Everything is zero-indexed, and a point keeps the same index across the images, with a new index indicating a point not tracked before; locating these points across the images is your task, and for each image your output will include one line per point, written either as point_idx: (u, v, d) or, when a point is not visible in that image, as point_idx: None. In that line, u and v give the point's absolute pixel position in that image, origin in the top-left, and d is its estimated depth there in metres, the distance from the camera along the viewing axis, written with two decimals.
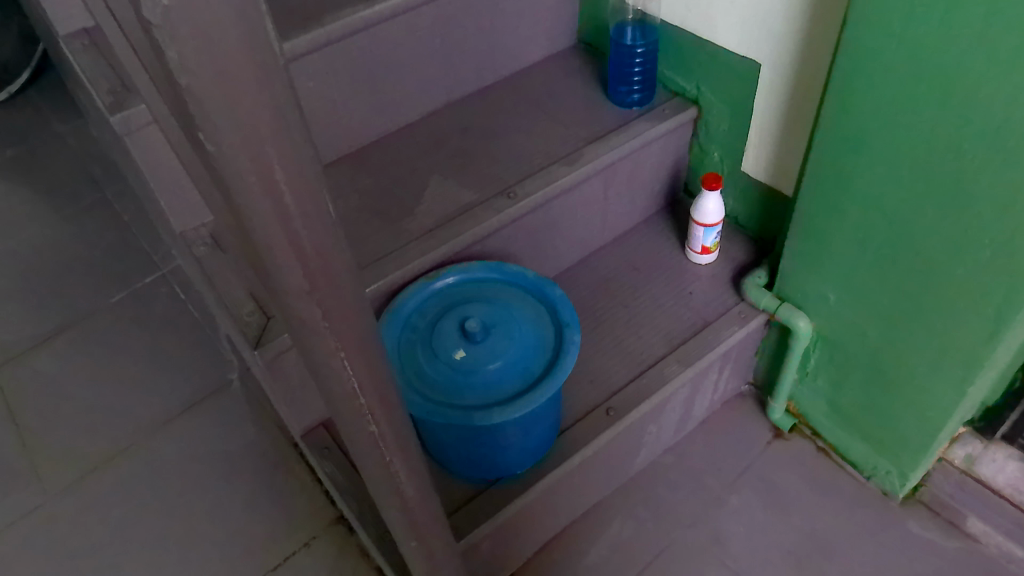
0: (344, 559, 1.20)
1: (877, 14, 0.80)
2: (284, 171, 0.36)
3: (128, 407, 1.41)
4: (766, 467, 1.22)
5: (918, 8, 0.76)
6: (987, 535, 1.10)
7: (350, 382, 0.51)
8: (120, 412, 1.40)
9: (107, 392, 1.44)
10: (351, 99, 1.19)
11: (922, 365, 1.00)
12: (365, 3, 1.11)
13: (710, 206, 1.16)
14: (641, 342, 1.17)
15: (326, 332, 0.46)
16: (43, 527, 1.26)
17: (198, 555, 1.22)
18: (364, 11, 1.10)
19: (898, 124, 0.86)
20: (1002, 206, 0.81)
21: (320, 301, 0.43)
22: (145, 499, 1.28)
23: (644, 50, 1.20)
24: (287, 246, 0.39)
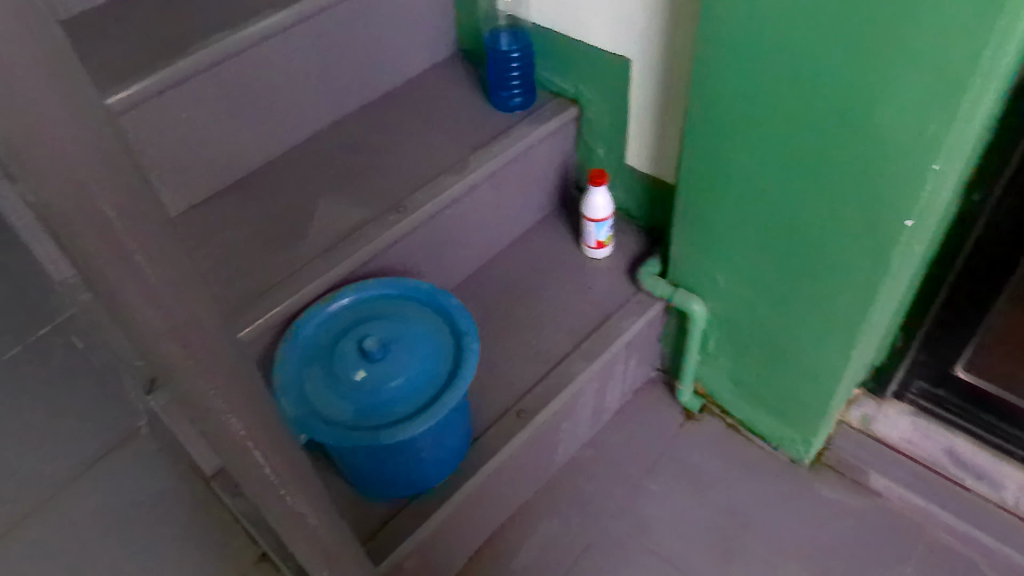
0: None
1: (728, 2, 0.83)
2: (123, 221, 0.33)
3: (30, 467, 1.35)
4: (682, 450, 1.25)
5: None
6: (889, 489, 1.13)
7: (231, 433, 0.48)
8: (22, 474, 1.34)
9: (5, 455, 1.37)
10: (230, 126, 1.16)
11: (811, 334, 1.04)
12: (232, 29, 1.09)
13: (598, 201, 1.18)
14: (547, 341, 1.18)
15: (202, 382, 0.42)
16: None
17: None
18: (231, 37, 1.08)
19: (757, 106, 0.89)
20: (858, 173, 0.85)
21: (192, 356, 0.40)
22: (54, 561, 1.22)
23: (520, 55, 1.22)
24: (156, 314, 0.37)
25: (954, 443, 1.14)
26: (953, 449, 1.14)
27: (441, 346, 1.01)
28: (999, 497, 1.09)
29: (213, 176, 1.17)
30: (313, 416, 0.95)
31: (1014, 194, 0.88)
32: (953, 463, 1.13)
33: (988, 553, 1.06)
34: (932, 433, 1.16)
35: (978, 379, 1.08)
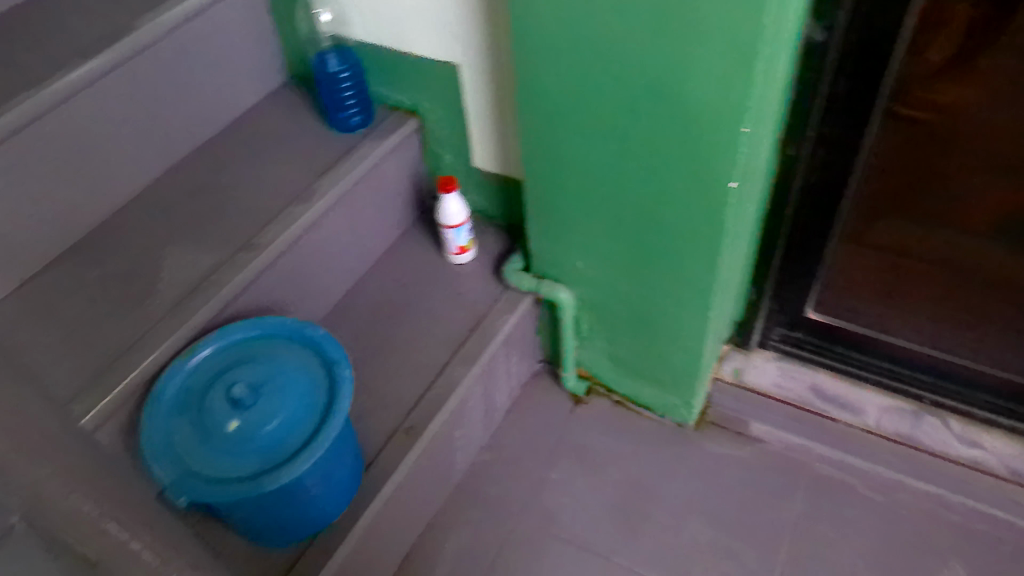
0: None
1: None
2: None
3: None
4: (576, 434, 1.27)
5: None
6: (768, 434, 1.20)
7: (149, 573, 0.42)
8: None
9: None
10: (55, 188, 1.09)
11: (670, 303, 1.08)
12: (40, 84, 1.02)
13: (451, 207, 1.20)
14: (425, 353, 1.18)
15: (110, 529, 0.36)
16: None
17: None
18: (39, 93, 1.01)
19: (579, 94, 0.92)
20: (680, 145, 0.89)
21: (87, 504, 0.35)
22: None
23: (351, 74, 1.22)
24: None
25: (817, 379, 1.21)
26: (817, 385, 1.21)
27: (313, 380, 0.99)
28: (862, 421, 1.17)
29: (45, 244, 1.10)
30: (188, 476, 0.91)
31: (822, 143, 0.96)
32: (820, 398, 1.20)
33: (861, 476, 1.13)
34: (797, 374, 1.22)
35: (826, 317, 1.17)
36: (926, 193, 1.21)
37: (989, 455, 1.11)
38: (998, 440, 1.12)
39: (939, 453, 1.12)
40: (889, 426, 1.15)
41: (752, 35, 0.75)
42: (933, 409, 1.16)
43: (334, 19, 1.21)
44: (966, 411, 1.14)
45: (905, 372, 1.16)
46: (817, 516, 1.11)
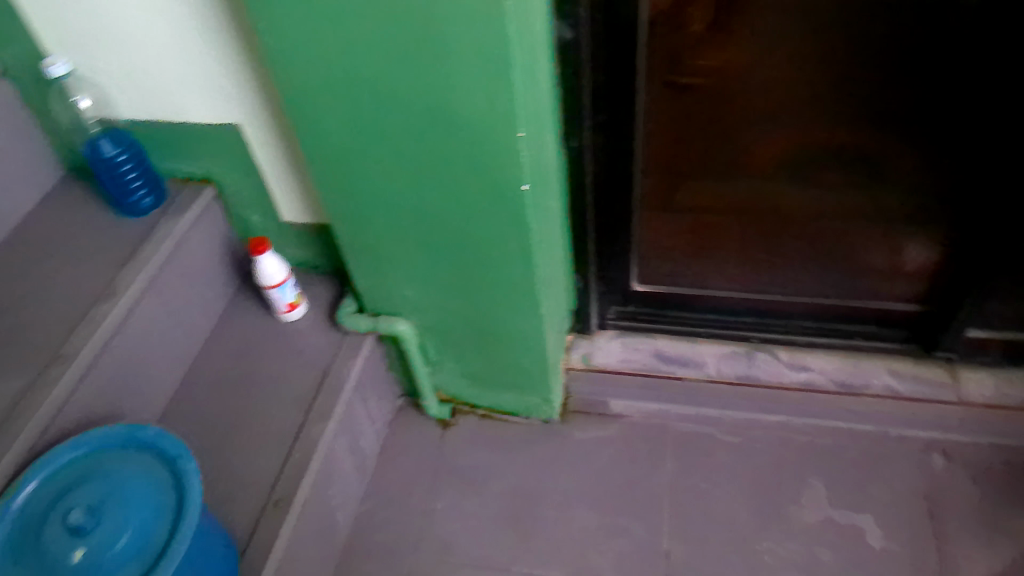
0: None
1: (292, 46, 0.85)
2: None
3: None
4: (452, 457, 1.27)
5: (323, 28, 0.82)
6: (628, 408, 1.24)
7: None
8: None
9: None
10: None
11: (502, 309, 1.10)
12: None
13: (269, 268, 1.16)
14: (278, 420, 1.14)
15: None
16: None
17: None
18: None
19: (361, 131, 0.92)
20: (468, 160, 0.91)
21: None
22: None
23: (128, 155, 1.16)
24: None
25: (659, 345, 1.28)
26: (659, 350, 1.27)
27: (157, 483, 0.93)
28: (704, 373, 1.24)
29: None
30: None
31: (599, 130, 1.03)
32: (664, 362, 1.26)
33: (716, 424, 1.20)
34: (639, 345, 1.28)
35: (652, 286, 1.24)
36: (721, 150, 1.29)
37: (818, 375, 1.21)
38: (822, 359, 1.23)
39: (776, 384, 1.20)
40: (729, 370, 1.23)
41: (503, 46, 0.78)
42: (763, 345, 1.25)
43: (95, 104, 1.14)
44: (789, 340, 1.24)
45: (730, 319, 1.25)
46: (688, 472, 1.16)
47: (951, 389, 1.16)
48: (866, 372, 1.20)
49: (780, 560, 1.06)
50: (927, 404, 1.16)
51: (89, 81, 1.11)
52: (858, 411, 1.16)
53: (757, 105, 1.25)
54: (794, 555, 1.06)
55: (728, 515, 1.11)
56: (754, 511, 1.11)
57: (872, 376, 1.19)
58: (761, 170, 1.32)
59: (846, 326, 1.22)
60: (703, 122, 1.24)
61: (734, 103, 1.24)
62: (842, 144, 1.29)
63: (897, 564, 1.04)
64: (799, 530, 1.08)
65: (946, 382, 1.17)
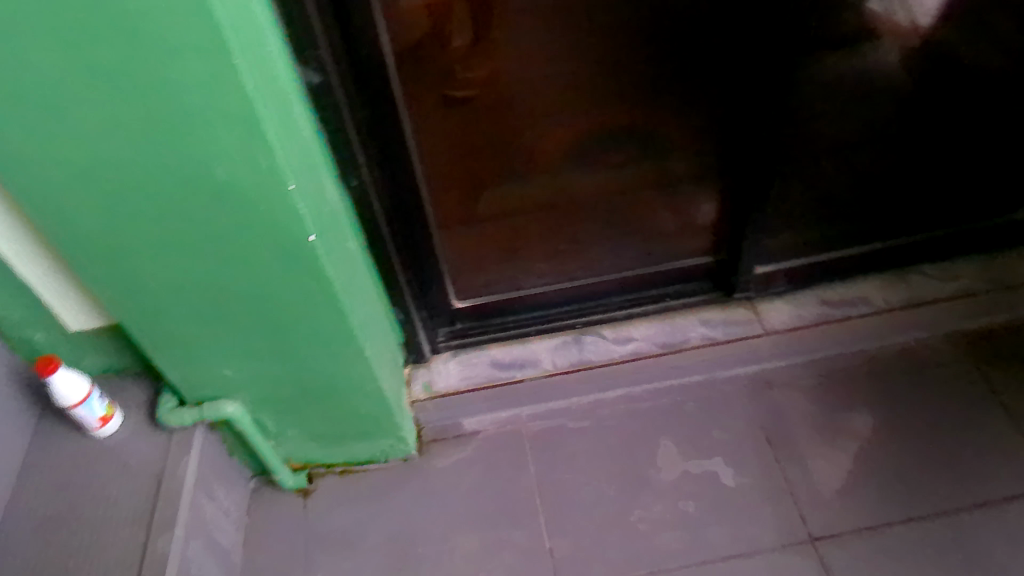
0: None
1: (12, 154, 0.76)
2: None
3: None
4: (319, 524, 1.22)
5: (44, 129, 0.74)
6: (480, 423, 1.25)
7: None
8: None
9: None
10: None
11: (328, 361, 1.07)
12: None
13: (64, 387, 1.06)
14: (118, 545, 1.04)
15: None
16: None
17: None
18: None
19: (121, 224, 0.84)
20: (246, 227, 0.86)
21: None
22: None
23: None
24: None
25: (493, 354, 1.30)
26: (494, 358, 1.29)
27: None
28: (542, 369, 1.27)
29: None
30: None
31: (377, 164, 1.03)
32: (502, 368, 1.28)
33: (565, 414, 1.24)
34: (475, 358, 1.30)
35: (473, 299, 1.27)
36: (510, 153, 1.26)
37: (642, 342, 1.27)
38: (643, 327, 1.30)
39: (608, 361, 1.26)
40: (563, 360, 1.27)
41: (249, 109, 0.74)
42: (587, 328, 1.30)
43: None
44: (610, 317, 1.30)
45: (552, 312, 1.30)
46: (552, 468, 1.19)
47: (756, 324, 1.27)
48: (683, 328, 1.28)
49: (653, 524, 1.11)
50: (738, 342, 1.26)
51: None
52: (684, 365, 1.24)
53: (533, 106, 1.21)
54: (665, 516, 1.11)
55: (598, 497, 1.15)
56: (620, 486, 1.15)
57: (689, 329, 1.28)
58: (548, 168, 1.30)
59: (656, 291, 1.30)
60: (487, 132, 1.21)
61: (506, 113, 1.20)
62: (617, 126, 1.28)
63: (753, 494, 1.11)
64: (663, 491, 1.13)
65: (751, 318, 1.28)
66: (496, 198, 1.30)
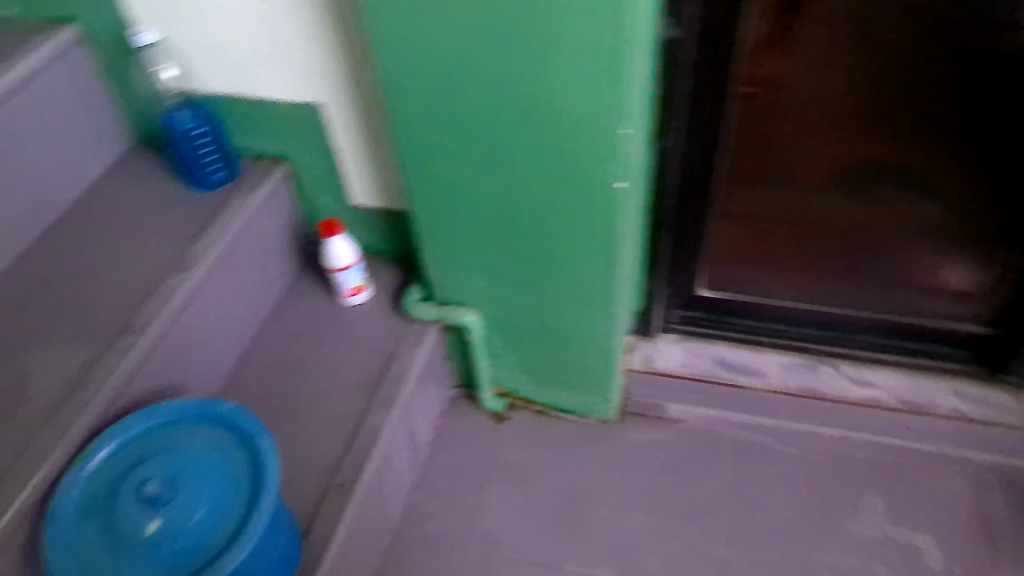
0: None
1: (402, 40, 0.87)
2: None
3: None
4: (503, 452, 1.27)
5: (439, 28, 0.84)
6: (686, 413, 1.26)
7: None
8: None
9: None
10: None
11: (577, 306, 1.10)
12: None
13: (339, 250, 1.16)
14: (335, 404, 1.13)
15: None
16: None
17: None
18: None
19: (460, 127, 0.93)
20: (564, 156, 0.91)
21: None
22: None
23: (210, 127, 1.16)
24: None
25: (720, 353, 1.29)
26: (720, 356, 1.29)
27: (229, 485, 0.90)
28: (768, 383, 1.26)
29: None
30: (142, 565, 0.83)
31: (690, 131, 1.02)
32: (726, 369, 1.27)
33: (773, 433, 1.23)
34: (700, 349, 1.30)
35: (718, 292, 1.26)
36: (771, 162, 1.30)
37: (882, 391, 1.23)
38: (887, 378, 1.25)
39: (838, 398, 1.23)
40: (793, 383, 1.25)
41: (616, 40, 0.78)
42: (826, 358, 1.28)
43: (181, 75, 1.13)
44: (854, 356, 1.27)
45: (794, 330, 1.27)
46: (745, 481, 1.18)
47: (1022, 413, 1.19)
48: (931, 393, 1.22)
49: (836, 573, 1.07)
50: (985, 426, 1.18)
51: (179, 51, 1.10)
52: (916, 428, 1.19)
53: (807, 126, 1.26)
54: (851, 569, 1.08)
55: (786, 526, 1.13)
56: (813, 524, 1.13)
57: (937, 395, 1.22)
58: (805, 185, 1.35)
59: (911, 344, 1.24)
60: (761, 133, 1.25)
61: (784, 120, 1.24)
62: (885, 163, 1.32)
63: None
64: (856, 544, 1.10)
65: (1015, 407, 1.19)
66: (745, 200, 1.35)
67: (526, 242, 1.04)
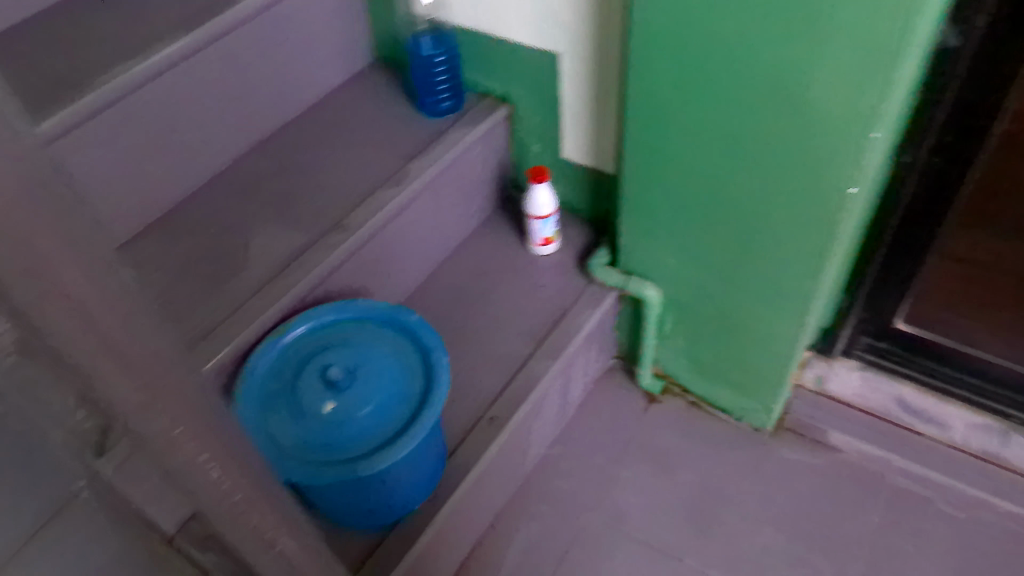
0: None
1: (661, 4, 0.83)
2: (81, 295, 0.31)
3: None
4: (647, 433, 1.27)
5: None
6: (848, 443, 1.21)
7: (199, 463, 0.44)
8: None
9: None
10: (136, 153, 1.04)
11: (765, 306, 1.06)
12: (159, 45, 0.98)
13: (541, 198, 1.18)
14: (504, 343, 1.16)
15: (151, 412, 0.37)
16: None
17: None
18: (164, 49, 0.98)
19: (696, 101, 0.90)
20: (799, 152, 0.86)
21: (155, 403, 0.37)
22: None
23: (446, 57, 1.20)
24: (57, 277, 0.30)
25: (901, 392, 1.22)
26: (901, 396, 1.22)
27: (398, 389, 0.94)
28: (947, 436, 1.18)
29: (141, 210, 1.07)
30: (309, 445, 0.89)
31: (940, 152, 0.94)
32: (903, 410, 1.21)
33: (940, 489, 1.15)
34: (881, 384, 1.23)
35: (916, 330, 1.19)
36: None
37: None
38: None
39: None
40: (976, 444, 1.17)
41: (899, 42, 0.72)
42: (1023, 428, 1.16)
43: (434, 4, 1.19)
44: None
45: (992, 389, 1.17)
46: (896, 530, 1.12)
47: None
48: None
49: None
50: None
51: None
52: None
53: None
54: None
55: None
56: None
57: None
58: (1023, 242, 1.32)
59: None
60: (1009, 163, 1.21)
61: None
62: None
63: None
64: None
65: None
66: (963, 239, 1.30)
67: (731, 230, 1.01)
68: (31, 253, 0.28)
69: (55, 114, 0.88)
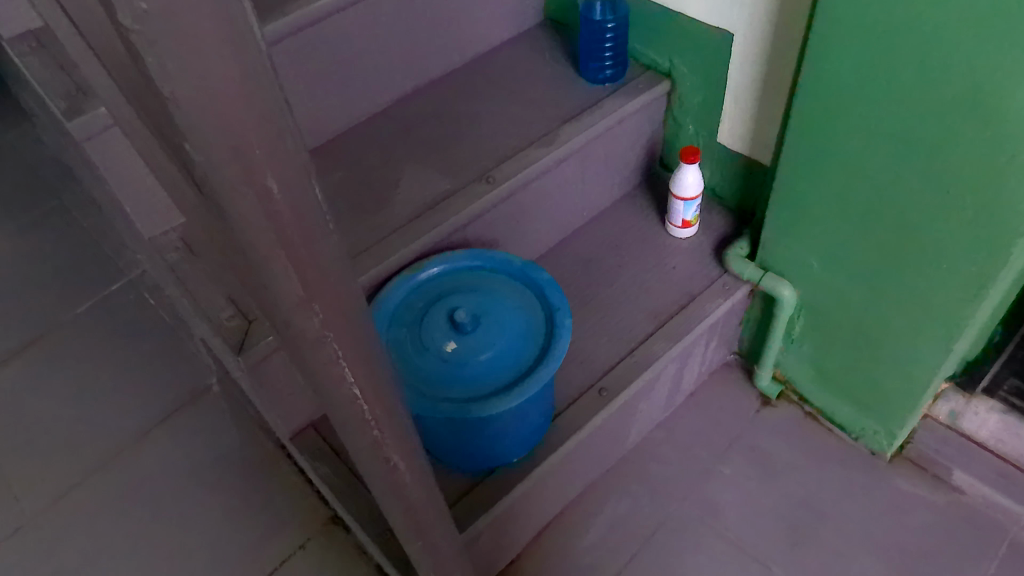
0: (312, 521, 1.16)
1: None
2: (280, 187, 0.31)
3: (92, 415, 1.31)
4: (755, 435, 1.24)
5: None
6: (974, 487, 1.14)
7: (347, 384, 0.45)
8: (84, 420, 1.30)
9: (66, 405, 1.33)
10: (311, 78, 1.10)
11: (910, 324, 1.00)
12: None
13: (688, 178, 1.16)
14: (626, 318, 1.16)
15: (314, 321, 0.38)
16: (50, 530, 1.17)
17: (195, 540, 1.15)
18: None
19: (875, 97, 0.85)
20: (983, 165, 0.80)
21: (319, 307, 0.38)
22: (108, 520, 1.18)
23: (615, 25, 1.19)
24: (257, 163, 0.30)
25: None
26: None
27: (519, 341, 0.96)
28: None
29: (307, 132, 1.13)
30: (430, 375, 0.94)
31: None
32: None
33: None
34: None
35: None
36: None
37: None
38: None
39: None
40: None
41: None
42: None
43: None
44: None
45: None
46: None
47: None
48: None
49: None
50: None
51: None
52: None
53: None
54: None
55: None
56: None
57: None
58: None
59: None
60: None
61: None
62: None
63: None
64: None
65: None
66: None
67: (888, 238, 0.95)
68: (243, 140, 0.29)
69: (275, 20, 1.00)
